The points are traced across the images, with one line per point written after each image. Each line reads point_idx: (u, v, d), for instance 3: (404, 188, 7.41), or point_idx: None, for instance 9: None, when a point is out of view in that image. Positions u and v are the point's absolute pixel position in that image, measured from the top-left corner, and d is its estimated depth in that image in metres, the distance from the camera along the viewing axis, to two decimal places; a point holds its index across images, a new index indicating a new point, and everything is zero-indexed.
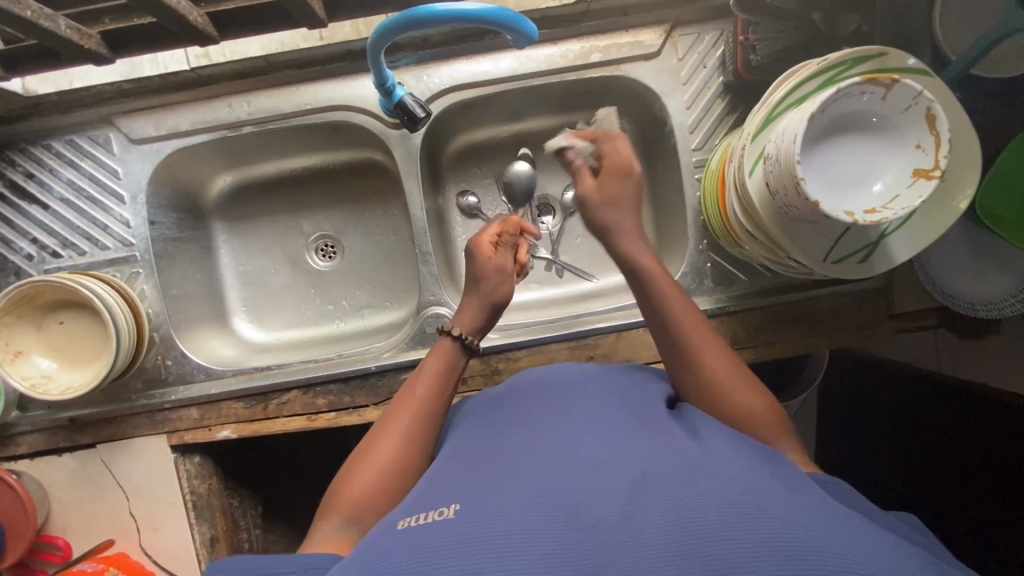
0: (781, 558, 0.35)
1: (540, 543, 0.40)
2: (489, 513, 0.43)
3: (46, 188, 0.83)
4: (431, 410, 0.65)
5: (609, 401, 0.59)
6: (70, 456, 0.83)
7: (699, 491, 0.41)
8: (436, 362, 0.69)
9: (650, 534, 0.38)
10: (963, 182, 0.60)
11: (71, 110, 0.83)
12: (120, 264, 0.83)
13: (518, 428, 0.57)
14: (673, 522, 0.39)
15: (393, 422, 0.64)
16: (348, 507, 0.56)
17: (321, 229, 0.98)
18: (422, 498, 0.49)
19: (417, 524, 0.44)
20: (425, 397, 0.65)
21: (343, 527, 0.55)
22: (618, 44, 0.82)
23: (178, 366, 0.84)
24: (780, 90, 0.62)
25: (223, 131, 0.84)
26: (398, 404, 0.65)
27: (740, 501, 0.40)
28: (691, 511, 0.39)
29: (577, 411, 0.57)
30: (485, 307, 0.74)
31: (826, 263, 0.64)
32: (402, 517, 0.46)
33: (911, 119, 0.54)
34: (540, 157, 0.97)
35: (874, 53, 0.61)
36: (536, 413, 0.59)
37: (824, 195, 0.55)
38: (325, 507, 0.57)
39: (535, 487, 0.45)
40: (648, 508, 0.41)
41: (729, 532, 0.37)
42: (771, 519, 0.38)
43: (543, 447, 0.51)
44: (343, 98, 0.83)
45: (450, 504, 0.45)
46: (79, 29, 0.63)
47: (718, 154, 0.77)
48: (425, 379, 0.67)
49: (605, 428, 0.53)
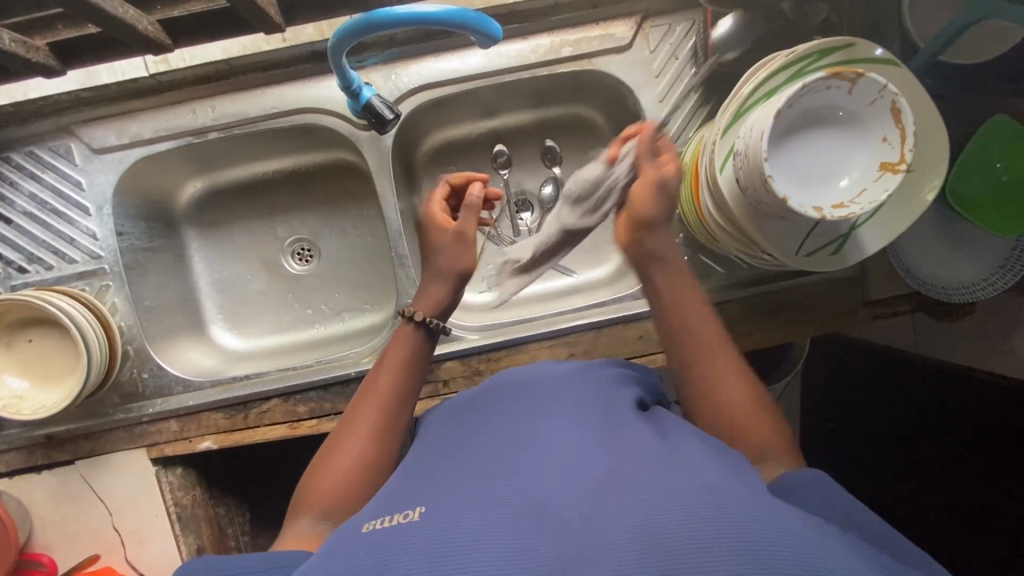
0: (742, 560, 0.36)
1: (504, 544, 0.40)
2: (454, 514, 0.43)
3: (8, 202, 0.81)
4: (396, 399, 0.66)
5: (582, 402, 0.58)
6: (48, 473, 0.82)
7: (664, 489, 0.41)
8: (398, 348, 0.70)
9: (612, 533, 0.38)
10: (930, 173, 0.61)
11: (28, 121, 0.81)
12: (88, 277, 0.82)
13: (491, 428, 0.57)
14: (635, 520, 0.39)
15: (359, 417, 0.64)
16: (318, 507, 0.57)
17: (296, 233, 0.97)
18: (391, 500, 0.49)
19: (382, 527, 0.44)
20: (389, 387, 0.66)
21: (313, 526, 0.55)
22: (588, 37, 0.81)
23: (155, 379, 0.83)
24: (749, 82, 0.62)
25: (188, 138, 0.82)
26: (363, 398, 0.66)
27: (701, 502, 0.40)
28: (653, 513, 0.39)
29: (551, 411, 0.57)
30: (449, 279, 0.71)
31: (798, 256, 0.65)
32: (370, 517, 0.47)
33: (877, 114, 0.54)
34: (516, 153, 0.96)
35: (841, 44, 0.60)
36: (510, 413, 0.59)
37: (791, 189, 0.55)
38: (295, 509, 0.58)
39: (501, 487, 0.45)
40: (610, 508, 0.41)
41: (691, 535, 0.38)
42: (732, 521, 0.38)
43: (514, 447, 0.51)
44: (310, 100, 0.81)
45: (416, 506, 0.45)
46: (25, 41, 0.61)
47: (691, 148, 0.76)
48: (388, 368, 0.68)
49: (575, 429, 0.53)
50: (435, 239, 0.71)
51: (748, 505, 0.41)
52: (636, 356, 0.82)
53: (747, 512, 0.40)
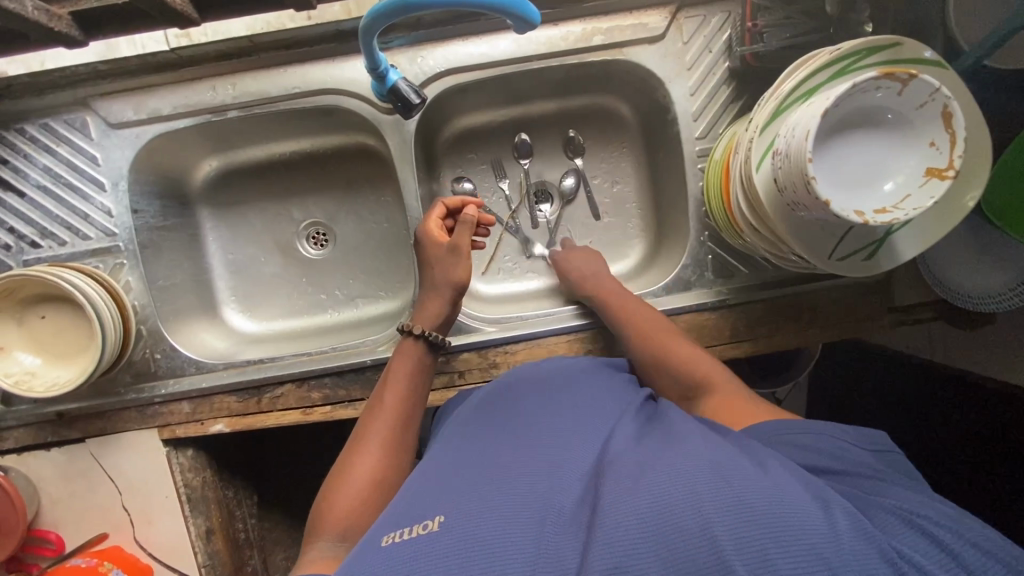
0: (743, 526, 0.36)
1: (527, 545, 0.40)
2: (474, 525, 0.42)
3: (21, 175, 0.79)
4: (403, 411, 0.66)
5: (607, 402, 0.58)
6: (58, 450, 0.81)
7: (666, 471, 0.41)
8: (402, 361, 0.71)
9: (624, 517, 0.38)
10: (975, 179, 0.59)
11: (44, 92, 0.79)
12: (102, 254, 0.80)
13: (504, 427, 0.56)
14: (644, 510, 0.39)
15: (370, 433, 0.64)
16: (336, 526, 0.56)
17: (312, 216, 0.95)
18: (414, 505, 0.48)
19: (404, 539, 0.43)
20: (396, 400, 0.67)
21: (334, 547, 0.54)
22: (621, 26, 0.79)
23: (168, 359, 0.82)
24: (790, 80, 0.60)
25: (207, 115, 0.80)
26: (373, 414, 0.66)
27: (704, 473, 0.40)
28: (663, 493, 0.39)
29: (559, 408, 0.57)
30: (449, 296, 0.75)
31: (831, 260, 0.63)
32: (390, 528, 0.46)
33: (926, 117, 0.52)
34: (538, 143, 0.94)
35: (888, 43, 0.58)
36: (523, 410, 0.58)
37: (833, 193, 0.54)
38: (313, 530, 0.57)
39: (523, 487, 0.45)
40: (619, 492, 0.41)
41: (693, 506, 0.37)
42: (735, 489, 0.38)
43: (526, 446, 0.51)
44: (333, 81, 0.79)
45: (436, 515, 0.44)
46: (48, 10, 0.59)
47: (722, 144, 0.75)
48: (394, 384, 0.68)
49: (601, 430, 0.52)
50: (432, 255, 0.75)
51: (750, 475, 0.40)
52: None
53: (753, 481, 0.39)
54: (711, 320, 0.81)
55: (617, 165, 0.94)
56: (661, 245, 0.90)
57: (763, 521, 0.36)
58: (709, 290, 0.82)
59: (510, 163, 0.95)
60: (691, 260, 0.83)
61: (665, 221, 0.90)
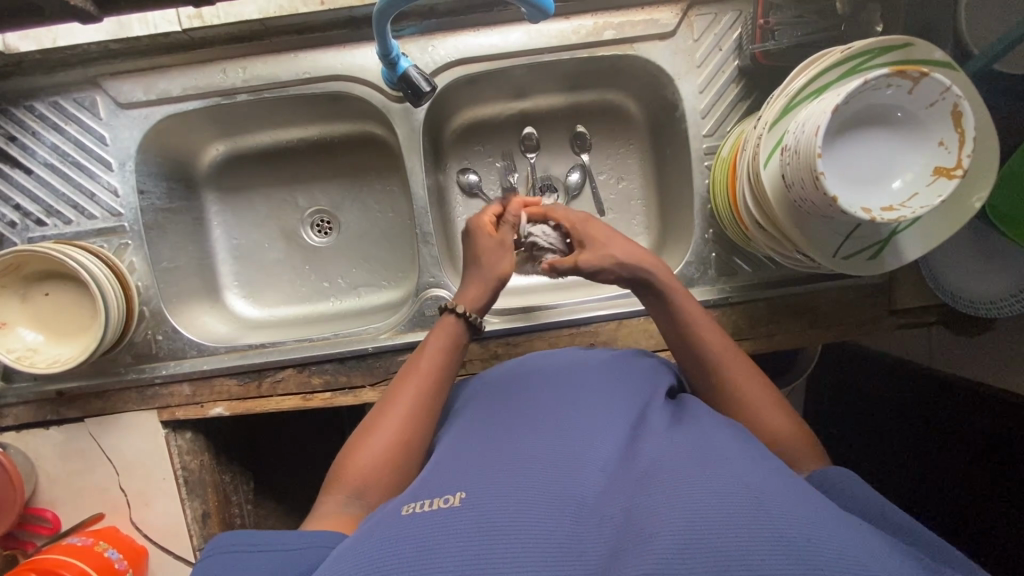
0: (784, 557, 0.35)
1: (551, 535, 0.39)
2: (495, 503, 0.42)
3: (29, 152, 0.79)
4: (435, 385, 0.65)
5: (616, 394, 0.58)
6: (57, 429, 0.81)
7: (705, 482, 0.41)
8: (440, 337, 0.69)
9: (657, 523, 0.38)
10: (980, 181, 0.59)
11: (54, 70, 0.79)
12: (107, 234, 0.80)
13: (520, 416, 0.56)
14: (682, 515, 0.38)
15: (399, 396, 0.63)
16: (354, 485, 0.56)
17: (317, 204, 0.95)
18: (424, 484, 0.48)
19: (420, 511, 0.43)
20: (429, 374, 0.65)
21: (348, 505, 0.55)
22: (632, 21, 0.79)
23: (169, 341, 0.82)
24: (801, 77, 0.60)
25: (216, 98, 0.80)
26: (403, 379, 0.65)
27: (740, 495, 0.39)
28: (699, 505, 0.39)
29: (586, 401, 0.56)
30: (489, 284, 0.73)
31: (836, 258, 0.64)
32: (407, 501, 0.46)
33: (936, 116, 0.52)
34: (545, 136, 0.94)
35: (901, 43, 0.58)
36: (542, 401, 0.58)
37: (840, 189, 0.54)
38: (331, 482, 0.57)
39: (547, 479, 0.45)
40: (656, 500, 0.40)
41: (734, 527, 0.37)
42: (774, 518, 0.37)
43: (552, 435, 0.50)
44: (344, 68, 0.79)
45: (456, 491, 0.44)
46: None
47: (730, 142, 0.75)
48: (429, 354, 0.67)
49: (611, 423, 0.52)
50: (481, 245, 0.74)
51: (790, 502, 0.39)
52: (657, 349, 0.81)
53: (792, 509, 0.38)
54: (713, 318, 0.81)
55: (623, 161, 0.94)
56: (664, 242, 0.91)
57: (812, 555, 0.35)
58: (712, 287, 0.82)
59: (516, 156, 0.95)
60: (695, 257, 0.83)
61: (670, 218, 0.90)
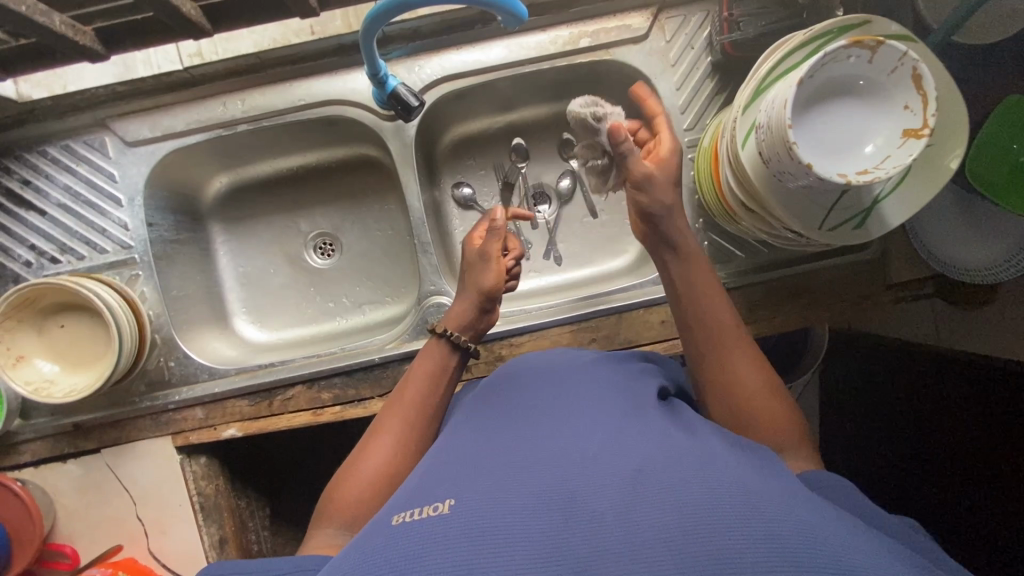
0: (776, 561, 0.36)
1: (538, 540, 0.39)
2: (483, 508, 0.42)
3: (43, 195, 0.83)
4: (421, 413, 0.67)
5: (614, 394, 0.58)
6: (74, 461, 0.82)
7: (692, 484, 0.41)
8: (425, 363, 0.71)
9: (652, 535, 0.38)
10: (952, 142, 0.61)
11: (65, 115, 0.83)
12: (119, 266, 0.83)
13: (515, 421, 0.56)
14: (672, 518, 0.39)
15: (385, 428, 0.65)
16: (343, 515, 0.58)
17: (319, 227, 0.98)
18: (417, 492, 0.48)
19: (413, 519, 0.43)
20: (416, 399, 0.68)
21: (337, 535, 0.57)
22: (606, 28, 0.83)
23: (181, 367, 0.84)
24: (766, 63, 0.64)
25: (218, 130, 0.84)
26: (390, 410, 0.68)
27: (736, 503, 0.39)
28: (693, 510, 0.39)
29: (575, 403, 0.57)
30: (474, 300, 0.75)
31: (822, 231, 0.65)
32: (398, 510, 0.46)
33: (897, 81, 0.55)
34: (534, 146, 0.98)
35: (859, 21, 0.62)
36: (537, 403, 0.59)
37: (814, 158, 0.56)
38: (320, 515, 0.59)
39: (538, 479, 0.44)
40: (649, 505, 0.40)
41: (729, 532, 0.37)
42: (770, 523, 0.38)
43: (538, 438, 0.51)
44: (337, 92, 0.83)
45: (446, 498, 0.45)
46: (75, 25, 0.63)
47: (710, 133, 0.78)
48: (416, 383, 0.69)
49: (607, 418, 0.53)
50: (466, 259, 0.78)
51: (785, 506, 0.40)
52: (660, 339, 0.82)
53: (788, 514, 0.39)
54: None
55: None
56: None
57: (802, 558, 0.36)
58: None
59: (507, 167, 0.98)
60: None
61: None
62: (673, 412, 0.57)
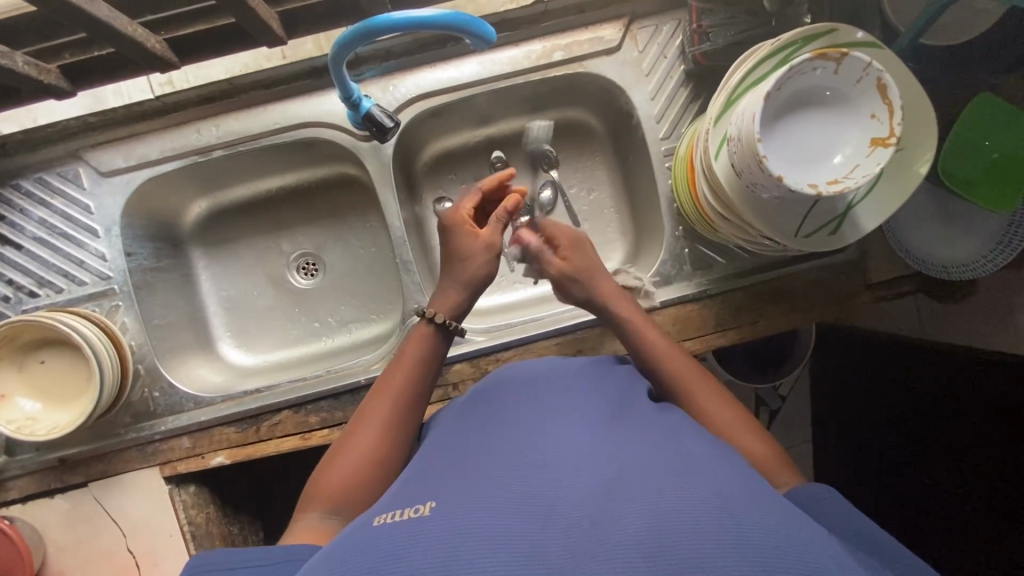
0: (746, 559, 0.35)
1: (514, 541, 0.40)
2: (465, 511, 0.43)
3: (18, 228, 0.82)
4: (410, 396, 0.67)
5: (599, 401, 0.59)
6: (62, 497, 0.82)
7: (670, 486, 0.41)
8: (413, 351, 0.71)
9: (623, 530, 0.38)
10: (921, 147, 0.62)
11: (37, 148, 0.83)
12: (98, 298, 0.83)
13: (502, 425, 0.56)
14: (645, 518, 0.39)
15: (374, 412, 0.65)
16: (328, 499, 0.57)
17: (301, 247, 0.98)
18: (402, 494, 0.49)
19: (393, 521, 0.44)
20: (405, 385, 0.67)
21: (323, 518, 0.56)
22: (579, 41, 0.83)
23: (165, 397, 0.84)
24: (736, 73, 0.64)
25: (193, 157, 0.84)
26: (377, 394, 0.67)
27: (710, 505, 0.39)
28: (667, 511, 0.39)
29: (561, 408, 0.57)
30: (463, 286, 0.74)
31: (798, 238, 0.66)
32: (382, 511, 0.47)
33: (863, 92, 0.55)
34: (514, 158, 0.98)
35: (824, 30, 0.62)
36: (523, 408, 0.59)
37: (785, 169, 0.57)
38: (305, 500, 0.58)
39: (520, 484, 0.45)
40: (625, 508, 0.40)
41: (699, 532, 0.37)
42: (741, 524, 0.38)
43: (524, 441, 0.51)
44: (312, 115, 0.83)
45: (426, 501, 0.46)
46: (38, 65, 0.63)
47: (686, 141, 0.78)
48: (403, 367, 0.69)
49: (586, 424, 0.53)
50: (460, 245, 0.74)
51: (759, 509, 0.40)
52: None
53: (763, 519, 0.39)
54: (695, 311, 0.83)
55: (591, 173, 0.97)
56: (641, 246, 0.93)
57: (776, 562, 0.35)
58: (688, 283, 0.84)
59: (488, 179, 0.97)
60: (669, 255, 0.85)
61: (642, 222, 0.93)
62: (649, 414, 0.56)
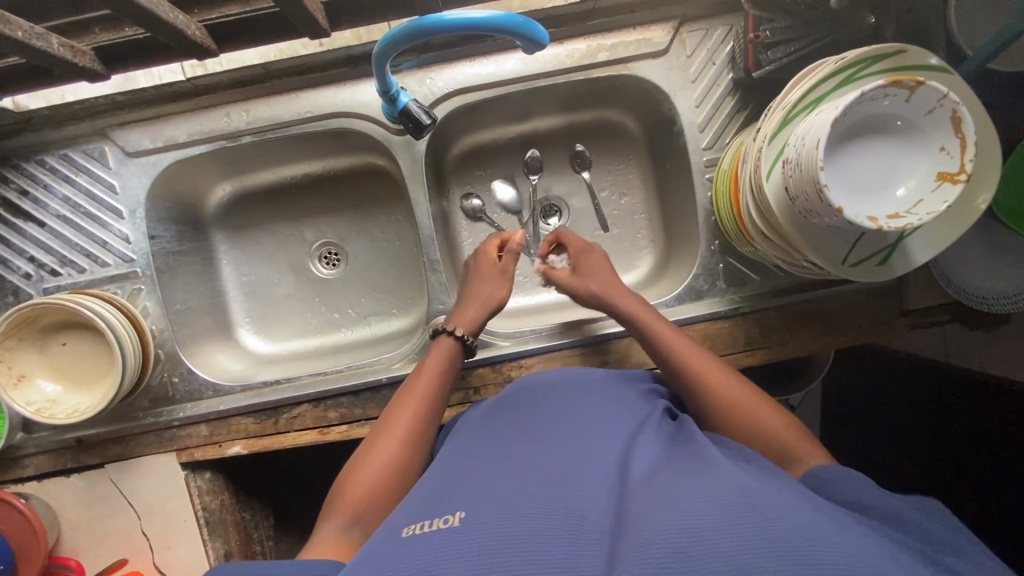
0: (779, 557, 0.35)
1: (548, 551, 0.39)
2: (494, 520, 0.43)
3: (41, 205, 0.81)
4: (432, 408, 0.67)
5: (623, 416, 0.58)
6: (77, 476, 0.82)
7: (695, 499, 0.40)
8: (434, 358, 0.71)
9: (653, 535, 0.38)
10: (983, 182, 0.59)
11: (63, 124, 0.81)
12: (121, 280, 0.81)
13: (525, 432, 0.56)
14: (673, 524, 0.38)
15: (397, 420, 0.65)
16: (350, 509, 0.57)
17: (324, 236, 0.96)
18: (426, 502, 0.49)
19: (420, 533, 0.43)
20: (424, 395, 0.67)
21: (344, 530, 0.55)
22: (624, 42, 0.80)
23: (185, 383, 0.83)
24: (795, 91, 0.61)
25: (221, 142, 0.82)
26: (399, 402, 0.67)
27: (737, 506, 0.39)
28: (691, 518, 0.39)
29: (583, 417, 0.57)
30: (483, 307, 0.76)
31: (845, 266, 0.64)
32: (406, 523, 0.46)
33: (935, 123, 0.52)
34: (547, 158, 0.95)
35: (893, 51, 0.59)
36: (543, 416, 0.58)
37: (846, 198, 0.54)
38: (328, 508, 0.58)
39: (549, 496, 0.45)
40: (650, 515, 0.40)
41: (730, 534, 0.37)
42: (769, 522, 0.37)
43: (545, 450, 0.51)
44: (345, 104, 0.80)
45: (454, 511, 0.45)
46: (73, 46, 0.61)
47: (730, 154, 0.75)
48: (426, 377, 0.69)
49: (614, 440, 0.52)
50: (481, 271, 0.79)
51: (788, 508, 0.39)
52: None
53: (790, 514, 0.39)
54: (725, 328, 0.81)
55: (624, 177, 0.95)
56: (671, 255, 0.91)
57: (806, 553, 0.35)
58: (721, 299, 0.82)
59: (518, 178, 0.95)
60: (702, 269, 0.83)
61: (675, 230, 0.90)
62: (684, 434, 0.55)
